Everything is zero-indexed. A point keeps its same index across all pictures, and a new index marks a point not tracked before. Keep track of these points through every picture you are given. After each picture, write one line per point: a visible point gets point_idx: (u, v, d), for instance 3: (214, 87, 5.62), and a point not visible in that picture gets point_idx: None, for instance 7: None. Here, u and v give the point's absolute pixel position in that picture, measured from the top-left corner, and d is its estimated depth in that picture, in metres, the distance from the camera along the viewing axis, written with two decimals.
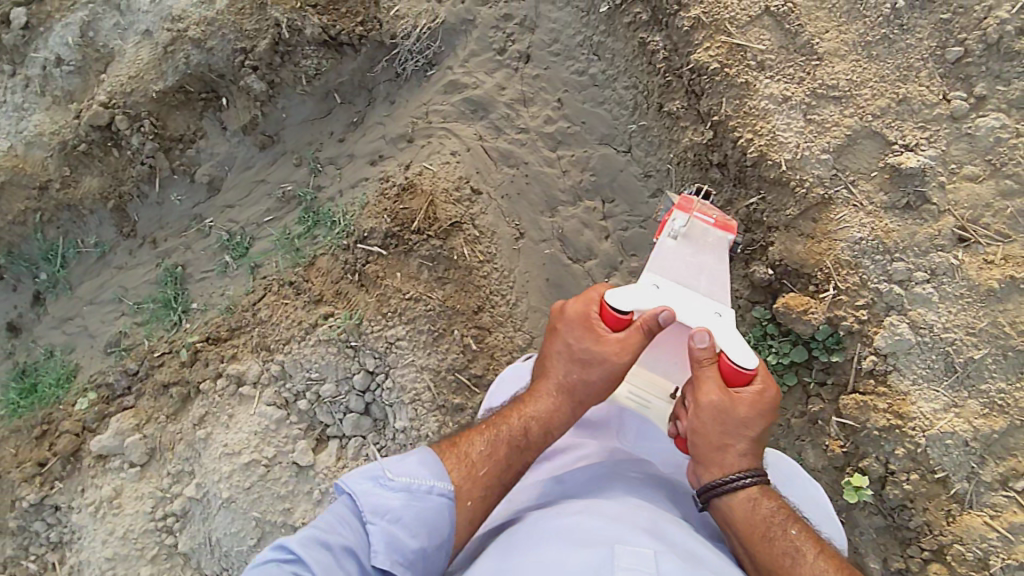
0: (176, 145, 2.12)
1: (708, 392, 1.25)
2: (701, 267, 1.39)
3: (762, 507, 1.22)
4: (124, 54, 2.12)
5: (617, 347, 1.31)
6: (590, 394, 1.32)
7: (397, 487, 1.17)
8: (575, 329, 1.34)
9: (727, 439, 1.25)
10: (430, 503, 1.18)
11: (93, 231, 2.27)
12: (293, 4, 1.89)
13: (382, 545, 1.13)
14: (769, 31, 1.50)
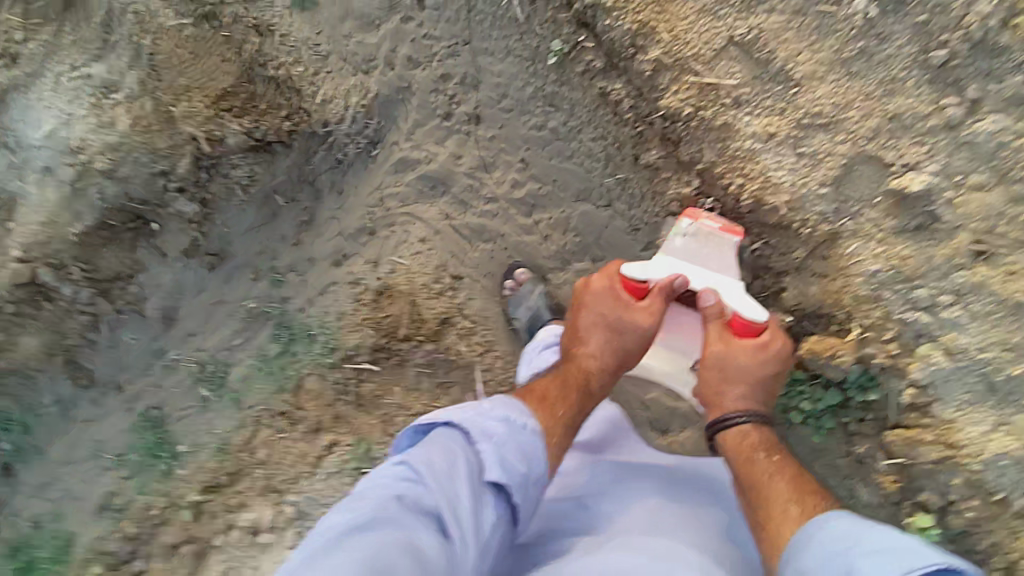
0: (115, 285, 1.91)
1: (710, 344, 1.37)
2: (711, 261, 1.42)
3: (759, 448, 1.30)
4: (28, 197, 1.84)
5: (646, 312, 1.38)
6: (627, 353, 1.39)
7: (495, 419, 1.15)
8: (604, 299, 1.40)
9: (728, 386, 1.36)
10: (525, 441, 1.15)
11: (47, 389, 2.02)
12: (207, 114, 1.69)
13: (494, 463, 1.08)
14: (739, 62, 1.38)
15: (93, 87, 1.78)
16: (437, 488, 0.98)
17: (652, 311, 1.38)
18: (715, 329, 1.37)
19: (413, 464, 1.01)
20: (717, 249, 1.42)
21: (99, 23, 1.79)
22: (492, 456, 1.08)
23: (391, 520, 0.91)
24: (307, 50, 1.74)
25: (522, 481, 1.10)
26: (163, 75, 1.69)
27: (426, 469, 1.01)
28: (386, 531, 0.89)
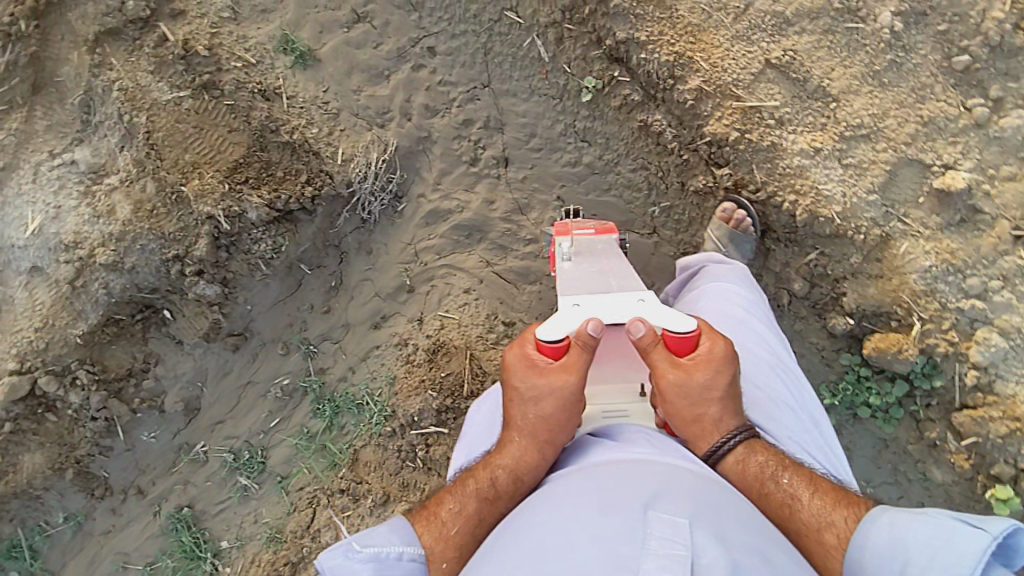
0: (128, 383, 1.75)
1: (657, 377, 0.99)
2: (610, 270, 1.20)
3: (764, 471, 1.01)
4: (12, 301, 1.66)
5: (561, 372, 0.97)
6: (556, 429, 0.99)
7: (365, 559, 0.95)
8: (516, 371, 1.01)
9: (698, 412, 0.99)
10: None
11: (56, 507, 1.82)
12: (220, 190, 1.58)
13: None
14: (776, 83, 1.43)
15: (80, 175, 1.64)
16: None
17: (572, 367, 0.98)
18: (659, 359, 0.98)
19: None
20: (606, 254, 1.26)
21: (77, 105, 1.64)
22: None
23: None
24: (317, 110, 1.66)
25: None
26: (166, 153, 1.58)
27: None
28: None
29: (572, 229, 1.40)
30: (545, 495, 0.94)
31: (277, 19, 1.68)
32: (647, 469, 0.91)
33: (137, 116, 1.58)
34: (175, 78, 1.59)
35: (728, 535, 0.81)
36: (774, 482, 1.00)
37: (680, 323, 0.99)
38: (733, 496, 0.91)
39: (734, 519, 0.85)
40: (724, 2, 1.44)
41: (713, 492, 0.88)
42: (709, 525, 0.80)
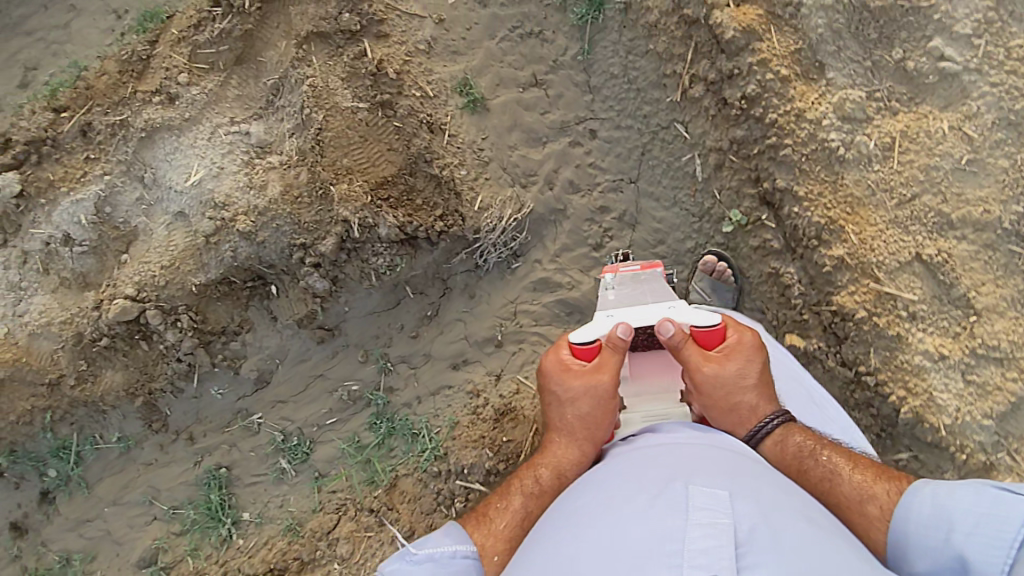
0: (218, 338, 1.86)
1: (695, 369, 1.22)
2: (647, 294, 1.36)
3: (803, 452, 1.24)
4: (151, 235, 1.85)
5: (596, 370, 1.23)
6: (594, 428, 1.22)
7: (416, 560, 1.12)
8: (554, 373, 1.27)
9: (734, 399, 1.22)
10: (455, 572, 1.13)
11: (115, 425, 1.95)
12: (363, 200, 1.67)
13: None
14: (921, 278, 1.42)
15: (248, 146, 1.80)
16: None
17: (604, 369, 1.24)
18: (691, 354, 1.22)
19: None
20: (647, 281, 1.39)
21: (268, 85, 1.82)
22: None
23: None
24: (472, 154, 1.75)
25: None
26: (328, 152, 1.70)
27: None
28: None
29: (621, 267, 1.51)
30: (591, 477, 1.13)
31: (463, 63, 1.81)
32: (680, 454, 1.09)
33: (315, 112, 1.70)
34: (360, 90, 1.72)
35: (759, 504, 0.99)
36: (811, 459, 1.23)
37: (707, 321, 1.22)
38: (756, 467, 1.11)
39: (764, 493, 1.02)
40: (891, 184, 1.44)
41: (743, 471, 1.07)
42: (741, 500, 0.98)
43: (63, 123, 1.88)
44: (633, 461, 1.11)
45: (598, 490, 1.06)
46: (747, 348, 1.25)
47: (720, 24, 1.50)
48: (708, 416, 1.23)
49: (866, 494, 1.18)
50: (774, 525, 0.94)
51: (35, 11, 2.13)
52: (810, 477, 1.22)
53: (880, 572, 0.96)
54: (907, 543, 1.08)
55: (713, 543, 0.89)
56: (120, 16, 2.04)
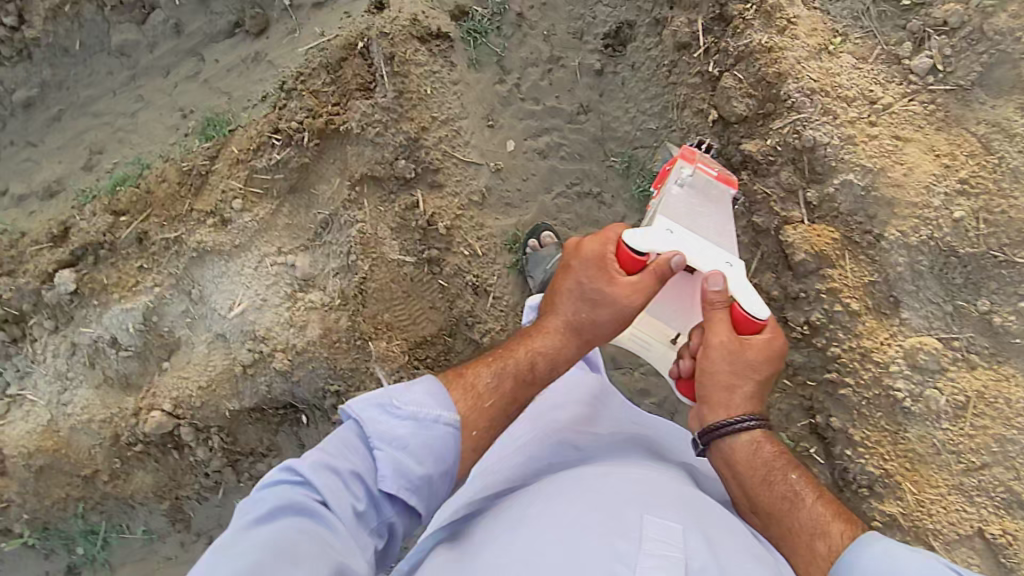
0: (246, 457, 1.91)
1: (719, 334, 1.30)
2: (707, 225, 1.38)
3: (772, 465, 1.27)
4: (193, 347, 1.88)
5: (631, 289, 1.30)
6: (598, 330, 1.34)
7: (402, 416, 1.12)
8: (589, 267, 1.33)
9: (734, 380, 1.31)
10: (433, 438, 1.13)
11: (140, 518, 2.01)
12: (399, 361, 1.70)
13: (390, 467, 1.09)
14: (980, 556, 1.27)
15: (293, 278, 1.79)
16: (326, 496, 1.04)
17: (635, 292, 1.31)
18: (721, 320, 1.30)
19: (311, 465, 1.06)
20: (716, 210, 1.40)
21: (318, 218, 1.80)
22: (389, 461, 1.09)
23: (296, 525, 0.99)
24: (514, 319, 1.73)
25: (423, 482, 1.11)
26: (370, 303, 1.70)
27: (319, 469, 1.06)
28: (285, 521, 0.99)
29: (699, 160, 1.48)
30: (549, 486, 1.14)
31: (516, 217, 1.76)
32: (645, 480, 1.13)
33: (361, 260, 1.69)
34: (408, 243, 1.71)
35: (713, 542, 1.03)
36: (778, 472, 1.27)
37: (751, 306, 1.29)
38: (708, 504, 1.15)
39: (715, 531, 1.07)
40: (960, 448, 1.31)
41: (695, 506, 1.10)
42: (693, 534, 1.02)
43: (121, 228, 1.92)
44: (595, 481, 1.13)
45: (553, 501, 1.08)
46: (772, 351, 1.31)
47: (791, 243, 1.42)
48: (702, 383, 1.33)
49: (820, 530, 1.20)
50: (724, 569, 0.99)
51: (105, 97, 2.17)
52: (772, 490, 1.25)
53: None
54: None
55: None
56: (186, 116, 2.07)
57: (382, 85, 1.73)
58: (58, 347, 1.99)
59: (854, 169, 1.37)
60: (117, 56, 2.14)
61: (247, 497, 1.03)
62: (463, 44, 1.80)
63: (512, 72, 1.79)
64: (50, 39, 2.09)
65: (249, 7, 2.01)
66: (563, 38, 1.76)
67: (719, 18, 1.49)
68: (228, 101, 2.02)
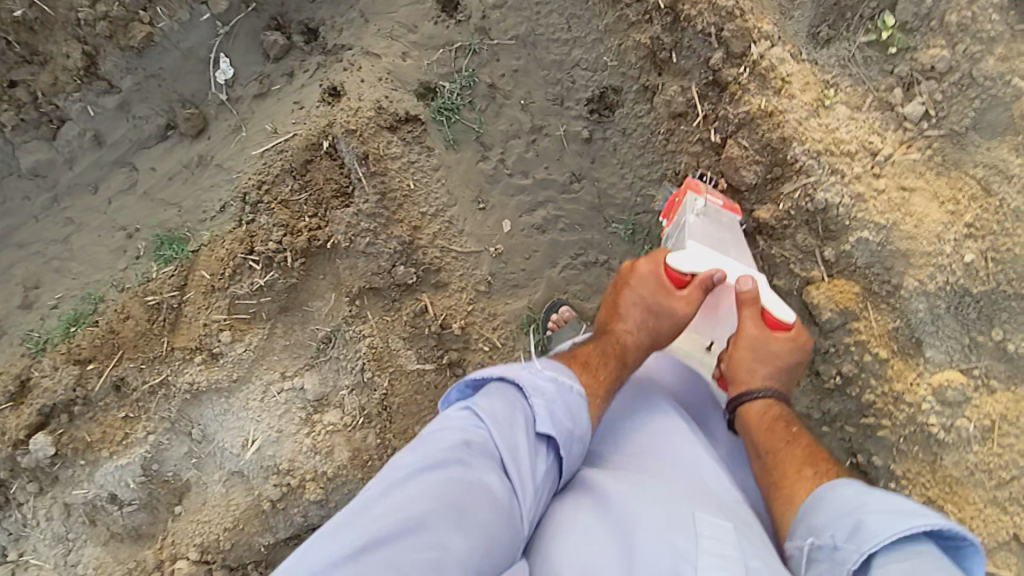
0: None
1: (745, 328, 1.28)
2: (728, 247, 1.39)
3: (779, 422, 1.24)
4: (206, 489, 1.75)
5: (686, 302, 1.29)
6: (661, 337, 1.32)
7: (545, 377, 1.10)
8: (647, 283, 1.32)
9: (756, 364, 1.27)
10: (573, 402, 1.09)
11: None
12: None
13: (546, 417, 1.05)
14: (1017, 557, 1.37)
15: (305, 401, 1.72)
16: (497, 436, 0.99)
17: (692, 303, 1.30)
18: (752, 316, 1.27)
19: (479, 409, 1.01)
20: (731, 230, 1.42)
21: (318, 334, 1.70)
22: (545, 414, 1.04)
23: (459, 463, 0.93)
24: None
25: (569, 438, 1.06)
26: (397, 418, 1.66)
27: (493, 422, 1.00)
28: (452, 472, 0.91)
29: (702, 187, 1.49)
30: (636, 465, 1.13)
31: (526, 297, 1.71)
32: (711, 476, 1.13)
33: (378, 375, 1.63)
34: (424, 349, 1.66)
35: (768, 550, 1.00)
36: (780, 430, 1.23)
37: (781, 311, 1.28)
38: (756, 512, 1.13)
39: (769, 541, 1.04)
40: (990, 466, 1.40)
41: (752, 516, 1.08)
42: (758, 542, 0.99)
43: (91, 379, 1.72)
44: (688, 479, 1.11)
45: (645, 477, 1.09)
46: (800, 346, 1.29)
47: (816, 303, 1.47)
48: (727, 367, 1.31)
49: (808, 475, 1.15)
50: (784, 574, 0.95)
51: (27, 224, 1.88)
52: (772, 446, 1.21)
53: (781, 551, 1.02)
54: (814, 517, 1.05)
55: None
56: (131, 235, 1.85)
57: (361, 188, 1.60)
58: (50, 512, 1.79)
59: (869, 226, 1.42)
60: (31, 177, 1.85)
61: (419, 436, 0.98)
62: (436, 125, 1.67)
63: (493, 147, 1.68)
64: None
65: (179, 107, 1.78)
66: (542, 105, 1.67)
67: (714, 82, 1.48)
68: (178, 213, 1.81)
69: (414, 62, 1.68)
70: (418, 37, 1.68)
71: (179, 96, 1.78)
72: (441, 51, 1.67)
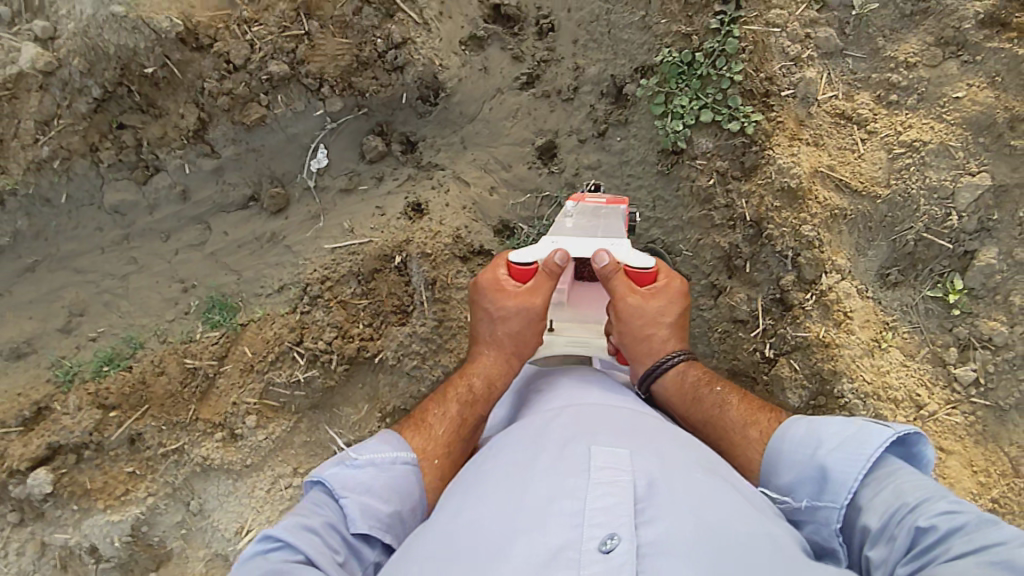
0: None
1: (622, 298, 1.41)
2: (598, 229, 1.46)
3: (698, 384, 1.41)
4: (186, 564, 1.75)
5: (529, 293, 1.42)
6: (519, 344, 1.43)
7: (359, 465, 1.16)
8: (488, 295, 1.44)
9: (648, 331, 1.42)
10: (396, 480, 1.18)
11: None
12: None
13: (359, 511, 1.11)
14: None
15: None
16: (307, 544, 1.02)
17: (537, 293, 1.42)
18: (621, 285, 1.41)
19: (285, 526, 1.03)
20: (603, 215, 1.50)
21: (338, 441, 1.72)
22: (356, 506, 1.11)
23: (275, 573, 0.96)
24: None
25: (393, 517, 1.15)
26: None
27: (295, 530, 1.03)
28: None
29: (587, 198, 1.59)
30: (535, 425, 1.17)
31: None
32: (594, 415, 1.17)
33: None
34: None
35: (655, 461, 1.04)
36: (706, 389, 1.39)
37: (642, 263, 1.40)
38: (670, 433, 1.16)
39: (674, 458, 1.07)
40: None
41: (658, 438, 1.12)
42: (649, 466, 1.02)
43: (111, 426, 1.71)
44: (590, 420, 1.14)
45: (522, 442, 1.12)
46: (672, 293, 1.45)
47: None
48: (625, 347, 1.43)
49: (748, 423, 1.30)
50: (669, 482, 0.99)
51: (91, 252, 1.97)
52: (704, 407, 1.36)
53: (685, 462, 1.07)
54: (775, 457, 1.18)
55: (612, 501, 0.93)
56: (186, 289, 1.90)
57: (421, 310, 1.66)
58: (26, 543, 1.73)
59: None
60: (109, 212, 1.94)
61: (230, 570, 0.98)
62: None
63: None
64: (29, 190, 1.87)
65: (268, 183, 1.87)
66: None
67: (779, 300, 1.54)
68: (237, 280, 1.87)
69: (500, 198, 1.77)
70: (510, 175, 1.78)
71: (270, 173, 1.87)
72: (528, 195, 1.76)
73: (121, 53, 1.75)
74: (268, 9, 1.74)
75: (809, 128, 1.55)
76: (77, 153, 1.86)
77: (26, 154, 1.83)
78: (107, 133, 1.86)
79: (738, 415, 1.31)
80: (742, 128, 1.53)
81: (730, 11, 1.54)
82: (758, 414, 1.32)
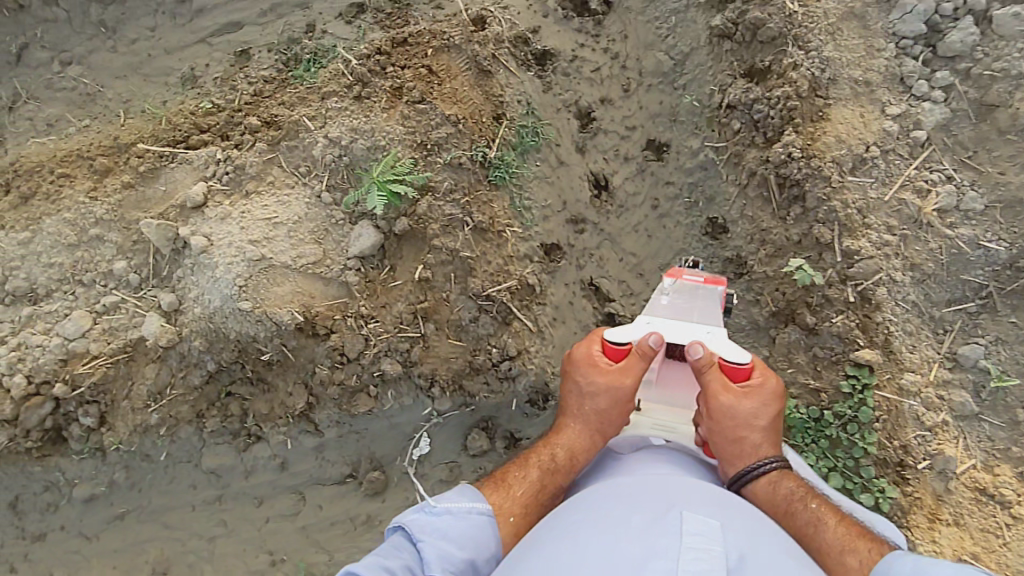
0: None
1: (716, 393, 1.40)
2: (694, 312, 1.49)
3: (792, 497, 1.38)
4: None
5: (618, 374, 1.46)
6: (604, 422, 1.48)
7: (436, 512, 1.32)
8: (580, 370, 1.52)
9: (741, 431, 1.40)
10: (470, 528, 1.33)
11: None
12: None
13: (435, 556, 1.26)
14: None
15: None
16: None
17: (626, 374, 1.45)
18: (714, 379, 1.39)
19: (370, 562, 1.21)
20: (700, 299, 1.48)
21: None
22: (432, 551, 1.26)
23: None
24: None
25: (466, 566, 1.28)
26: None
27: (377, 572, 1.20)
28: None
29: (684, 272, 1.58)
30: (620, 491, 1.29)
31: None
32: (675, 486, 1.28)
33: None
34: None
35: (735, 538, 1.15)
36: (800, 503, 1.37)
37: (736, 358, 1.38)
38: (746, 515, 1.26)
39: (750, 536, 1.18)
40: None
41: (737, 512, 1.25)
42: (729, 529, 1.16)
43: None
44: (674, 486, 1.29)
45: (611, 505, 1.24)
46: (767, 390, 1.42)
47: None
48: (712, 441, 1.42)
49: (846, 547, 1.29)
50: (752, 562, 1.10)
51: (180, 509, 1.95)
52: (796, 520, 1.35)
53: (761, 541, 1.18)
54: None
55: (703, 567, 1.03)
56: (274, 561, 1.87)
57: None
58: None
59: None
60: (205, 473, 1.94)
61: None
62: None
63: None
64: (132, 447, 1.91)
65: (367, 464, 1.86)
66: None
67: None
68: (327, 561, 1.84)
69: None
70: None
71: (371, 454, 1.86)
72: None
73: (241, 338, 1.79)
74: (385, 306, 1.77)
75: (949, 504, 1.48)
76: (184, 420, 1.89)
77: (136, 417, 1.88)
78: (215, 400, 1.89)
79: (836, 538, 1.30)
80: (876, 503, 1.47)
81: (863, 377, 1.51)
82: (857, 542, 1.29)
